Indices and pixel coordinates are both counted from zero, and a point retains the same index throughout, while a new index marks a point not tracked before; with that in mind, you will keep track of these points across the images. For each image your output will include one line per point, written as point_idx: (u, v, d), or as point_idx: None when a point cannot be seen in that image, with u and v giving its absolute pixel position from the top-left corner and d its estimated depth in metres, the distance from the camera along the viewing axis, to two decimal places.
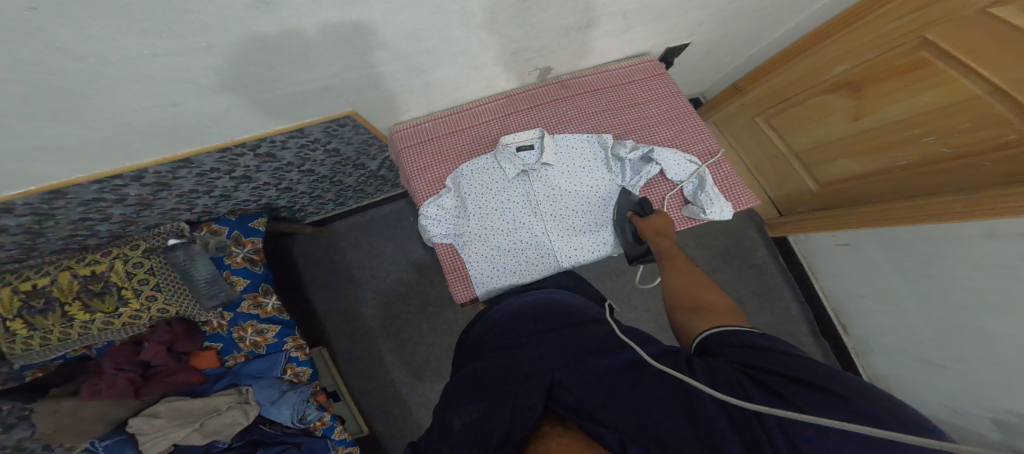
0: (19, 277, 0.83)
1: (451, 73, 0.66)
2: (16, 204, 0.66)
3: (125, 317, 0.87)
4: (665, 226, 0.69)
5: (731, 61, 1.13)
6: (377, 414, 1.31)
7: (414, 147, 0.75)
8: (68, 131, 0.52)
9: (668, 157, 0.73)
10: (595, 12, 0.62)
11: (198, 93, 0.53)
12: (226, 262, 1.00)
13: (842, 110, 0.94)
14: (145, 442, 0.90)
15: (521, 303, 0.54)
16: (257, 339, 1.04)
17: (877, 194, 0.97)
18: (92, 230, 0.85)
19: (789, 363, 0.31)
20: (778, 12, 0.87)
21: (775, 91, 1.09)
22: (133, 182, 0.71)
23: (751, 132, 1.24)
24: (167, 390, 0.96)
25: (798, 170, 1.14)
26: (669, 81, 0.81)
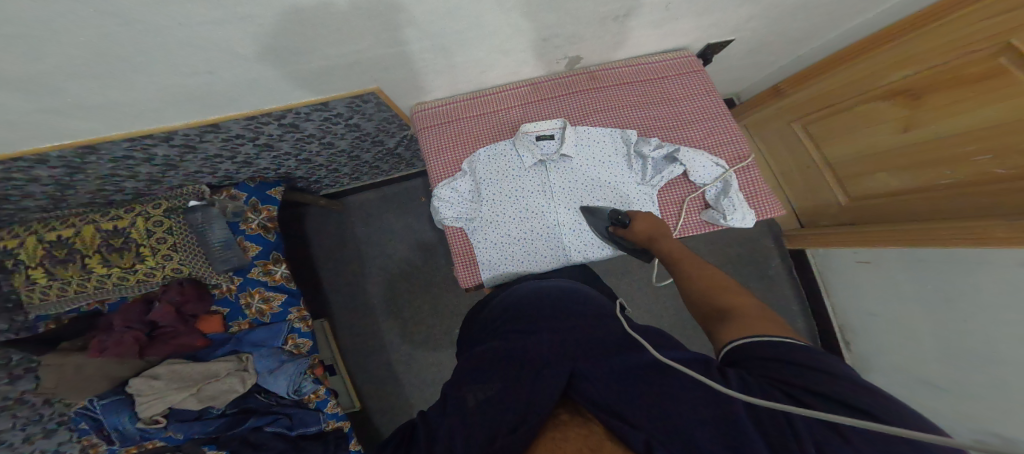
0: (46, 226, 0.87)
1: (480, 55, 0.65)
2: (50, 156, 0.67)
3: (141, 274, 0.91)
4: (655, 230, 0.68)
5: (771, 61, 1.09)
6: (376, 388, 1.34)
7: (435, 127, 0.75)
8: (106, 91, 0.53)
9: (693, 158, 0.71)
10: (635, 2, 0.60)
11: (236, 63, 0.53)
12: (241, 228, 1.03)
13: (892, 120, 0.89)
14: (142, 404, 0.94)
15: (535, 290, 0.55)
16: (263, 307, 1.06)
17: (910, 214, 0.94)
18: (118, 186, 0.88)
19: (826, 378, 0.29)
20: (823, 15, 0.83)
21: (817, 97, 1.05)
22: (161, 143, 0.72)
23: (784, 137, 1.21)
24: (172, 352, 1.00)
25: (829, 181, 1.12)
26: (704, 78, 0.79)
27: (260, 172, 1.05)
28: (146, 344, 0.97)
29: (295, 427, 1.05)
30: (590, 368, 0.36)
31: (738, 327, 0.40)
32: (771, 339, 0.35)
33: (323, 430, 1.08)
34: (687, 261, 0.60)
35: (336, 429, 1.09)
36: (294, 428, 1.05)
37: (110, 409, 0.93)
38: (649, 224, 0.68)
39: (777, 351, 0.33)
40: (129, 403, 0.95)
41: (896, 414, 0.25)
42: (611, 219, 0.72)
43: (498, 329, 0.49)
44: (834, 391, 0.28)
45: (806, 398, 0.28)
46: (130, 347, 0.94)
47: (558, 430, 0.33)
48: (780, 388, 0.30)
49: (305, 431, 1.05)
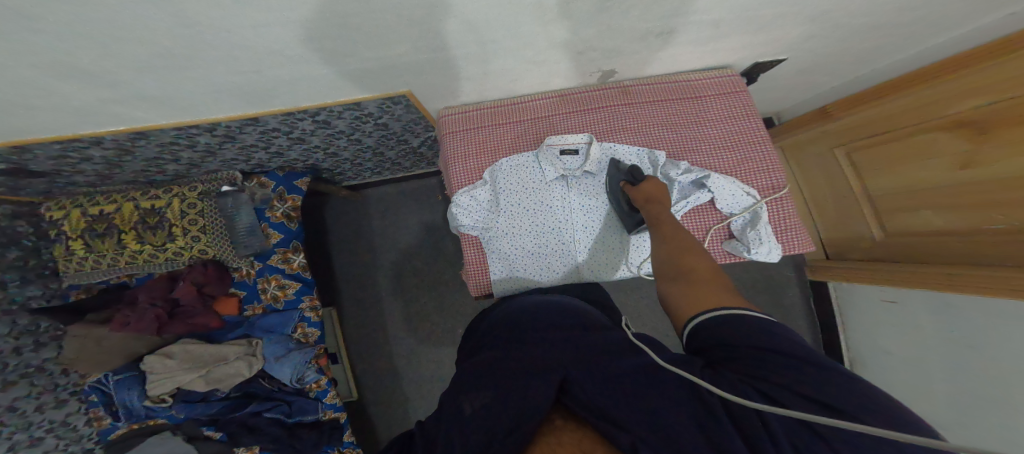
0: (91, 201, 0.95)
1: (513, 64, 0.65)
2: (105, 139, 0.71)
3: (171, 253, 0.97)
4: (657, 194, 0.66)
5: (823, 82, 1.03)
6: (379, 381, 1.37)
7: (461, 132, 0.76)
8: (159, 85, 0.56)
9: (722, 186, 0.70)
10: (680, 21, 0.58)
11: (282, 63, 0.55)
12: (266, 215, 1.05)
13: (947, 155, 0.82)
14: (153, 382, 0.97)
15: (563, 304, 0.51)
16: (278, 293, 1.08)
17: (954, 255, 0.88)
18: (161, 169, 0.92)
19: (791, 370, 0.31)
20: (876, 44, 0.79)
21: (870, 122, 0.97)
22: (206, 132, 0.75)
23: (824, 162, 1.15)
24: (187, 331, 1.02)
25: (865, 214, 1.06)
26: (746, 100, 0.76)
27: (289, 162, 1.06)
28: (164, 321, 0.99)
29: (293, 415, 1.06)
30: (588, 375, 0.36)
31: (689, 294, 0.47)
32: (737, 313, 0.39)
33: (319, 420, 1.09)
34: (671, 225, 0.61)
35: (332, 420, 1.11)
36: (292, 416, 1.06)
37: (123, 384, 0.98)
38: (656, 189, 0.65)
39: (751, 339, 0.35)
40: (139, 381, 1.00)
41: (857, 405, 0.28)
42: (627, 175, 0.70)
43: (510, 334, 0.46)
44: (801, 386, 0.29)
45: (777, 394, 0.29)
46: (150, 323, 0.97)
47: (552, 436, 0.33)
48: (750, 383, 0.31)
49: (303, 419, 1.07)
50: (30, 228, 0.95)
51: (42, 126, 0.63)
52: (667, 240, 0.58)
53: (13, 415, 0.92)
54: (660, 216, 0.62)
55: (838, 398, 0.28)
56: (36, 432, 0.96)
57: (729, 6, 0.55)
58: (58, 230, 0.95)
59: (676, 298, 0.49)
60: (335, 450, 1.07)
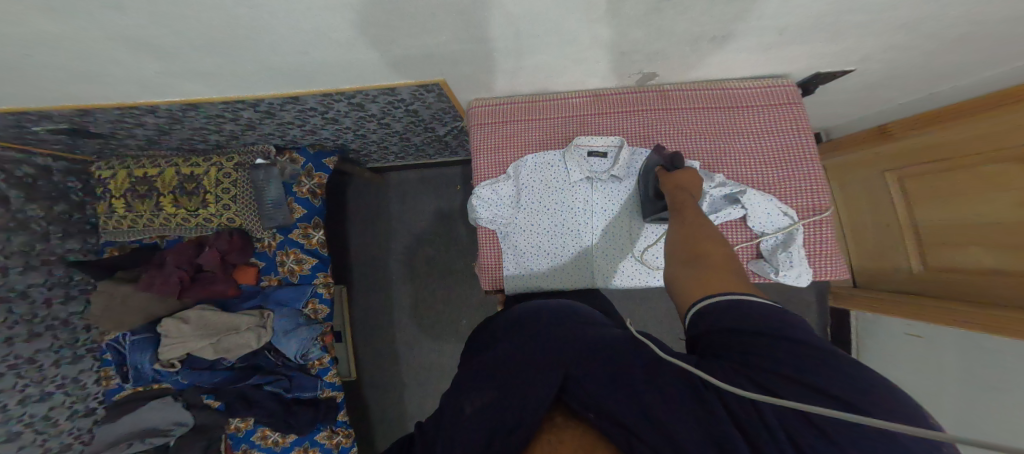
0: (137, 163, 1.01)
1: (553, 60, 0.64)
2: (158, 108, 0.74)
3: (201, 219, 1.00)
4: (688, 182, 0.61)
5: (894, 97, 0.95)
6: (384, 361, 1.40)
7: (492, 125, 0.75)
8: (212, 61, 0.58)
9: (758, 203, 0.67)
10: (738, 25, 0.55)
11: (328, 46, 0.55)
12: (294, 190, 1.09)
13: (1011, 190, 0.75)
14: (166, 345, 1.02)
15: (567, 304, 0.50)
16: (295, 267, 1.12)
17: (994, 297, 0.82)
18: (203, 138, 0.96)
19: (787, 355, 0.30)
20: (948, 63, 0.73)
21: (934, 147, 0.91)
22: (249, 107, 0.78)
23: (872, 187, 1.10)
24: (206, 297, 1.06)
25: (908, 245, 1.01)
26: (799, 114, 0.72)
27: (320, 141, 1.08)
28: (186, 285, 1.04)
29: (292, 390, 1.10)
30: (588, 373, 0.34)
31: (700, 276, 0.44)
32: (736, 300, 0.37)
33: (317, 397, 1.13)
34: (694, 212, 0.56)
35: (328, 399, 1.14)
36: (291, 391, 1.10)
37: (137, 346, 1.04)
38: (692, 179, 0.61)
39: (748, 324, 0.34)
40: (152, 344, 1.06)
41: (857, 389, 0.26)
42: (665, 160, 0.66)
43: (515, 329, 0.46)
44: (801, 374, 0.28)
45: (774, 385, 0.28)
46: (173, 287, 1.01)
47: (554, 433, 0.34)
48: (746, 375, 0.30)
49: (301, 395, 1.11)
50: (79, 185, 1.07)
51: (105, 93, 0.66)
52: (686, 224, 0.55)
53: (32, 367, 0.98)
54: (687, 202, 0.57)
55: (836, 384, 0.27)
56: (47, 386, 1.01)
57: (797, 12, 0.51)
58: (103, 188, 1.01)
59: (684, 281, 0.45)
60: (326, 429, 1.14)
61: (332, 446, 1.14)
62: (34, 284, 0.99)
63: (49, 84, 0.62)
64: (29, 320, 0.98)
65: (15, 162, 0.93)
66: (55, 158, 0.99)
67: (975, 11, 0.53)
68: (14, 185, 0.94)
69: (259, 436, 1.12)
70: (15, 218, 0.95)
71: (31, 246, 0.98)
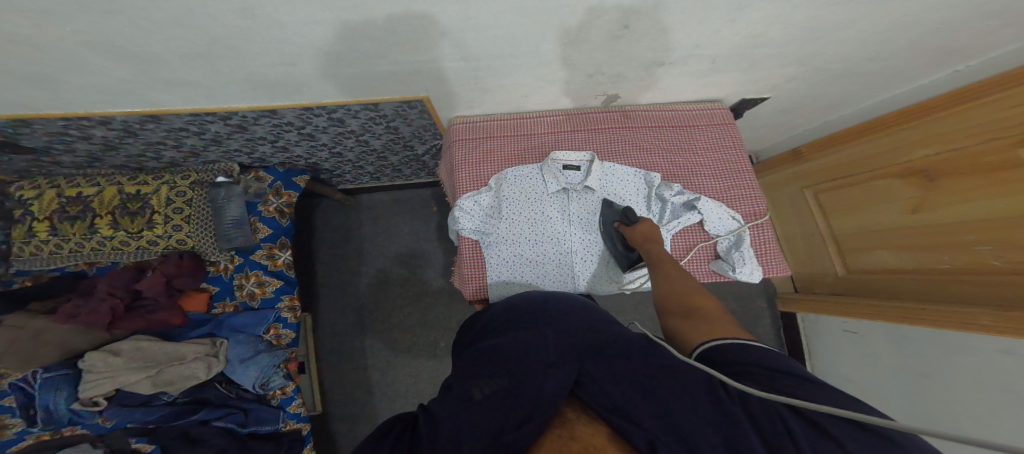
0: (71, 183, 0.92)
1: (527, 80, 0.68)
2: (116, 119, 0.70)
3: (145, 240, 0.93)
4: (653, 233, 0.70)
5: (801, 123, 1.09)
6: (356, 389, 1.33)
7: (470, 140, 0.78)
8: (191, 68, 0.56)
9: (711, 209, 0.74)
10: (687, 52, 0.62)
11: (314, 58, 0.56)
12: (258, 209, 1.04)
13: (900, 200, 0.90)
14: (89, 382, 0.88)
15: (585, 305, 0.52)
16: (255, 291, 1.05)
17: (910, 292, 0.94)
18: (157, 155, 0.90)
19: (806, 387, 0.34)
20: (858, 91, 0.87)
21: (833, 167, 1.06)
22: (221, 121, 0.75)
23: (795, 203, 1.23)
24: (141, 328, 0.97)
25: (830, 251, 1.14)
26: (734, 132, 0.81)
27: (291, 159, 1.05)
28: (119, 316, 0.94)
29: (248, 425, 1.01)
30: (601, 371, 0.37)
31: (701, 326, 0.49)
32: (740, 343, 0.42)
33: (278, 431, 1.06)
34: (671, 266, 0.64)
35: (293, 432, 1.08)
36: (246, 426, 1.01)
37: (51, 385, 0.87)
38: (651, 229, 0.69)
39: (768, 361, 0.38)
40: (72, 381, 0.90)
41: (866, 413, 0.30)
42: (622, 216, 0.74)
43: (516, 321, 0.49)
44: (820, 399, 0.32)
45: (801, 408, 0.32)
46: (103, 316, 0.91)
47: (564, 428, 0.34)
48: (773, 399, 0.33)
49: (259, 430, 1.02)
50: None
51: (60, 100, 0.62)
52: (672, 279, 0.61)
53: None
54: (660, 255, 0.65)
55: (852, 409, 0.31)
56: None
57: (740, 42, 0.60)
58: (24, 210, 0.89)
59: (688, 335, 0.49)
60: None
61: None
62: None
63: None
64: None
65: None
66: None
67: (874, 45, 0.65)
68: None
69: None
70: None
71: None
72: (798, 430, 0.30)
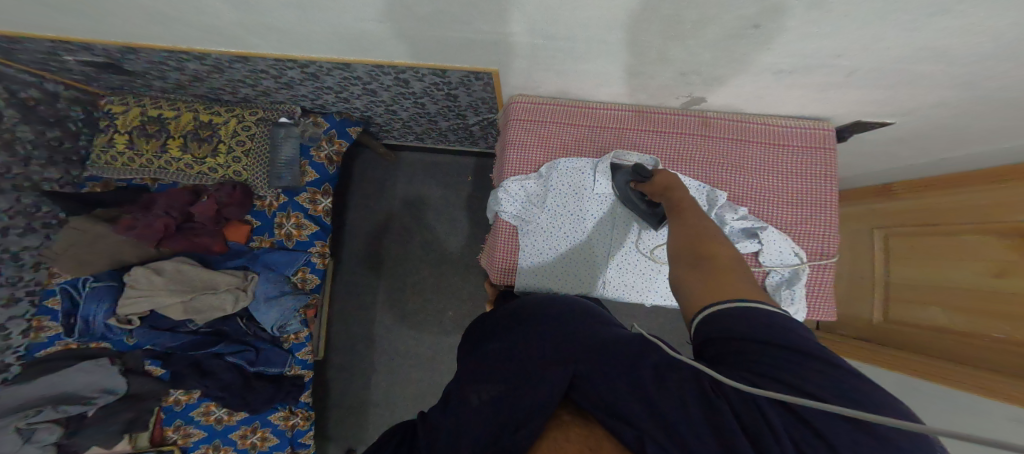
0: (153, 103, 0.98)
1: (605, 69, 0.64)
2: (211, 56, 0.74)
3: (207, 167, 0.99)
4: (674, 181, 0.63)
5: (902, 157, 0.96)
6: (368, 341, 1.40)
7: (530, 122, 0.75)
8: (283, 16, 0.57)
9: (774, 240, 0.70)
10: (813, 60, 0.55)
11: (401, 20, 0.54)
12: (311, 153, 1.07)
13: (983, 260, 0.79)
14: (131, 297, 0.96)
15: (586, 306, 0.50)
16: (293, 232, 1.10)
17: (940, 351, 0.87)
18: (233, 91, 0.94)
19: (801, 369, 0.30)
20: (980, 137, 0.76)
21: (922, 212, 0.95)
22: (298, 68, 0.76)
23: (860, 243, 1.13)
24: (185, 249, 1.03)
25: (875, 297, 1.05)
26: (830, 160, 0.73)
27: (348, 110, 1.06)
28: (169, 234, 1.00)
29: (256, 364, 1.06)
30: (595, 370, 0.35)
31: (706, 279, 0.44)
32: (744, 307, 0.37)
33: (283, 373, 1.10)
34: (694, 217, 0.56)
35: (296, 377, 1.12)
36: (255, 364, 1.06)
37: (95, 295, 0.96)
38: (669, 177, 0.63)
39: (764, 335, 0.33)
40: (113, 295, 0.98)
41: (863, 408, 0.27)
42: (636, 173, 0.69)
43: (527, 325, 0.47)
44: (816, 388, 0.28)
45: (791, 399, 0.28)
46: (157, 232, 0.98)
47: (560, 430, 0.32)
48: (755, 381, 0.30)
49: (266, 370, 1.07)
50: (80, 115, 1.04)
51: (162, 31, 0.66)
52: (688, 226, 0.55)
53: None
54: (685, 206, 0.58)
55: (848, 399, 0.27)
56: None
57: (876, 56, 0.52)
58: (109, 122, 0.98)
59: (700, 287, 0.44)
60: (285, 409, 1.12)
61: (286, 428, 1.12)
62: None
63: (104, 10, 0.60)
64: None
65: (24, 83, 0.95)
66: (64, 86, 0.98)
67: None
68: (13, 105, 0.95)
69: (200, 411, 1.06)
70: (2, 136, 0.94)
71: (8, 169, 0.95)
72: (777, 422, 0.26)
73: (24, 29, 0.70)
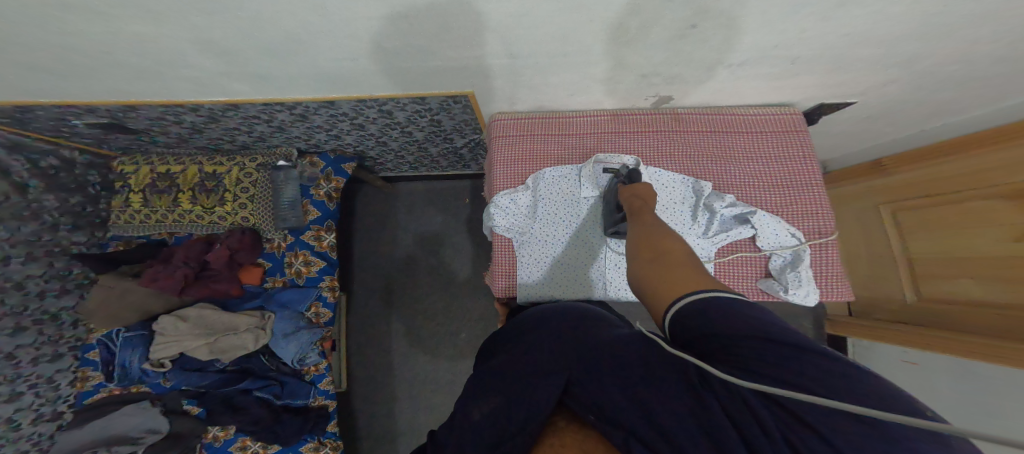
0: (162, 161, 1.04)
1: (572, 79, 0.66)
2: (202, 107, 0.79)
3: (216, 216, 1.04)
4: (651, 196, 0.63)
5: (889, 131, 0.96)
6: (383, 370, 1.40)
7: (511, 137, 0.78)
8: (267, 63, 0.62)
9: (768, 223, 0.70)
10: (758, 52, 0.57)
11: (370, 56, 0.58)
12: (310, 192, 1.11)
13: (1003, 225, 0.76)
14: (159, 344, 1.00)
15: (594, 311, 0.49)
16: (302, 269, 1.12)
17: (985, 327, 0.81)
18: (232, 139, 0.99)
19: (790, 357, 0.29)
20: (959, 102, 0.76)
21: (924, 182, 0.93)
22: (286, 110, 0.81)
23: (868, 222, 1.10)
24: (206, 296, 1.07)
25: (902, 275, 1.01)
26: (805, 141, 0.74)
27: (341, 147, 1.11)
28: (188, 283, 1.04)
29: (283, 397, 1.07)
30: (590, 374, 0.34)
31: (661, 272, 0.45)
32: (702, 296, 0.37)
33: (308, 405, 1.10)
34: (654, 217, 0.57)
35: (320, 408, 1.11)
36: (281, 398, 1.07)
37: (130, 342, 1.01)
38: (647, 191, 0.63)
39: (753, 327, 0.32)
40: (145, 342, 1.02)
41: (865, 396, 0.25)
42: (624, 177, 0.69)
43: (526, 332, 0.46)
44: (809, 378, 0.27)
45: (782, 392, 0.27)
46: (176, 283, 1.01)
47: (556, 437, 0.32)
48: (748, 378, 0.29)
49: (292, 403, 1.07)
50: (98, 178, 1.10)
51: (158, 88, 0.71)
52: (647, 224, 0.56)
53: (8, 363, 0.97)
54: (642, 209, 0.59)
55: (847, 388, 0.26)
56: (19, 386, 0.99)
57: (818, 42, 0.54)
58: (123, 183, 1.04)
59: (653, 280, 0.45)
60: (314, 439, 1.09)
61: None
62: (31, 275, 0.99)
63: (104, 75, 0.66)
64: (18, 312, 0.97)
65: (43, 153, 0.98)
66: (81, 152, 1.04)
67: (986, 53, 0.57)
68: (36, 175, 0.98)
69: (238, 447, 1.06)
70: (30, 208, 0.99)
71: (39, 236, 1.01)
72: (769, 416, 0.25)
73: (39, 104, 0.77)
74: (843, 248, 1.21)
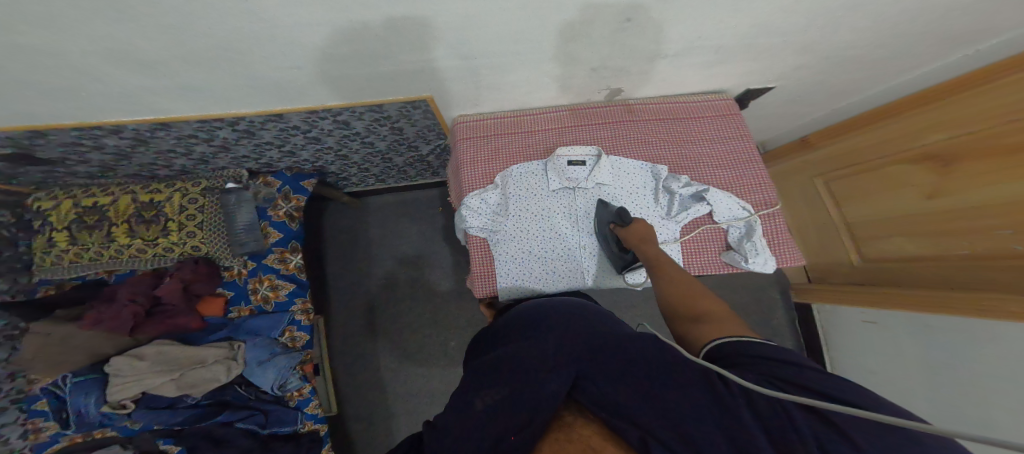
0: (89, 193, 0.95)
1: (523, 77, 0.67)
2: (127, 128, 0.73)
3: (160, 247, 0.96)
4: (649, 234, 0.68)
5: (810, 112, 1.06)
6: (366, 388, 1.35)
7: (474, 138, 0.78)
8: (197, 75, 0.58)
9: (720, 199, 0.74)
10: (691, 43, 0.61)
11: (311, 62, 0.56)
12: (269, 213, 1.05)
13: (918, 185, 0.86)
14: (117, 386, 0.91)
15: (581, 304, 0.51)
16: (269, 294, 1.06)
17: (924, 278, 0.92)
18: (169, 162, 0.92)
19: (814, 376, 0.31)
20: (867, 78, 0.85)
21: (847, 153, 1.03)
22: (228, 126, 0.76)
23: (807, 193, 1.20)
24: (162, 332, 0.99)
25: (844, 239, 1.11)
26: (741, 124, 0.80)
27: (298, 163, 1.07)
28: (139, 321, 0.96)
29: (269, 426, 1.01)
30: (603, 375, 0.35)
31: (704, 328, 0.45)
32: (740, 338, 0.39)
33: (297, 431, 1.04)
34: (675, 270, 0.60)
35: (312, 432, 1.06)
36: (267, 427, 1.00)
37: (82, 388, 0.91)
38: (644, 229, 0.68)
39: (779, 353, 0.35)
40: (101, 385, 0.93)
41: (883, 408, 0.28)
42: (615, 216, 0.72)
43: (522, 331, 0.46)
44: (832, 390, 0.30)
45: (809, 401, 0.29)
46: (125, 321, 0.93)
47: (561, 432, 0.32)
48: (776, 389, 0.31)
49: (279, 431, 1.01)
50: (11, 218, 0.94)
51: (71, 109, 0.64)
52: (672, 280, 0.58)
53: None
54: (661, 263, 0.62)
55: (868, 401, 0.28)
56: None
57: (739, 32, 0.59)
58: (42, 221, 0.93)
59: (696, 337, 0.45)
60: None
61: None
62: None
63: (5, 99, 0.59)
64: None
65: None
66: None
67: (883, 32, 0.64)
68: None
69: None
70: None
71: None
72: (799, 419, 0.27)
73: None
74: (789, 220, 1.31)
